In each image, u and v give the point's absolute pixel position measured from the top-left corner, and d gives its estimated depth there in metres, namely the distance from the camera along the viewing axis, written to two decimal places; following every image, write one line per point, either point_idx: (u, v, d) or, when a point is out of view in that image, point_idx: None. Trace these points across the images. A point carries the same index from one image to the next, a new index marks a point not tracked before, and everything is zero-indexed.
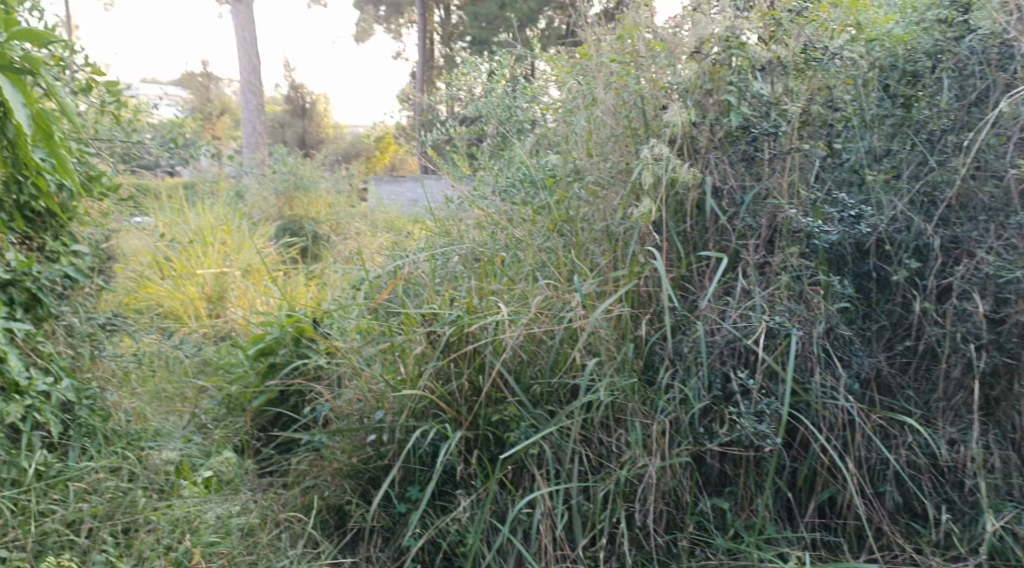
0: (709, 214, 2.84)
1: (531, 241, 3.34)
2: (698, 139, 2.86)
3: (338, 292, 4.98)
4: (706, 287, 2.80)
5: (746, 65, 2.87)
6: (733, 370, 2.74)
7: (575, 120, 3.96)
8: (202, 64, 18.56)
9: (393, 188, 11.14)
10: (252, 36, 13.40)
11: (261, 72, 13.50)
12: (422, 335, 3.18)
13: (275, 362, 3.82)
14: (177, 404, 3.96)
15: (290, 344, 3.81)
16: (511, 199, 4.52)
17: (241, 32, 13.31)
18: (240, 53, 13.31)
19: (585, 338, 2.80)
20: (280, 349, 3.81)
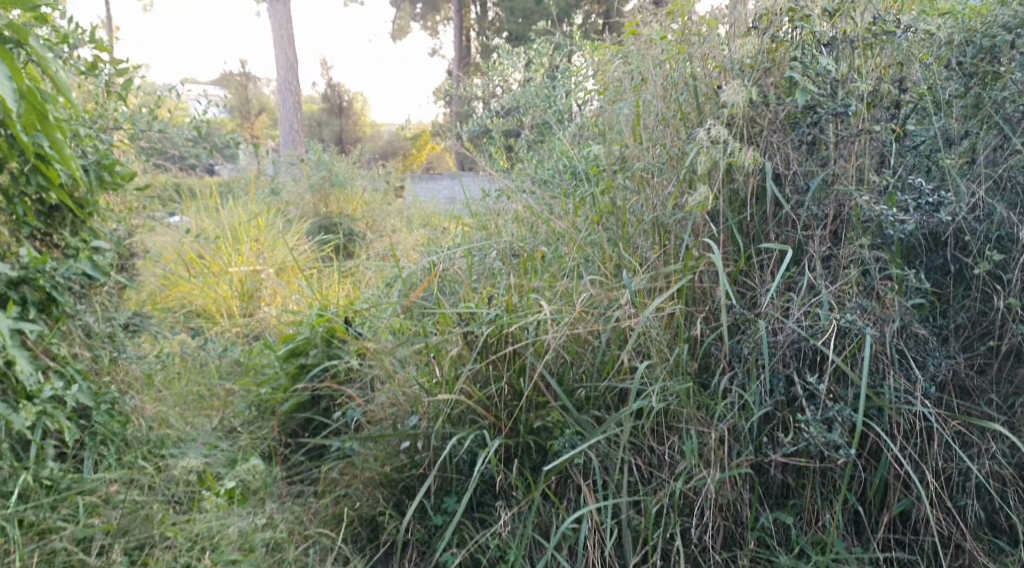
0: (771, 203, 2.60)
1: (574, 235, 3.16)
2: (756, 122, 2.62)
3: (373, 290, 4.82)
4: (768, 282, 2.56)
5: (811, 40, 2.61)
6: (798, 373, 2.50)
7: (619, 107, 3.75)
8: (240, 64, 18.63)
9: (431, 185, 10.99)
10: (288, 33, 13.33)
11: (298, 69, 13.42)
12: (459, 335, 3.01)
13: (306, 363, 3.68)
14: (205, 407, 3.82)
15: (321, 345, 3.67)
16: (552, 191, 4.33)
17: (278, 29, 13.28)
18: (277, 50, 13.28)
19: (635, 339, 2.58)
20: (312, 349, 3.69)
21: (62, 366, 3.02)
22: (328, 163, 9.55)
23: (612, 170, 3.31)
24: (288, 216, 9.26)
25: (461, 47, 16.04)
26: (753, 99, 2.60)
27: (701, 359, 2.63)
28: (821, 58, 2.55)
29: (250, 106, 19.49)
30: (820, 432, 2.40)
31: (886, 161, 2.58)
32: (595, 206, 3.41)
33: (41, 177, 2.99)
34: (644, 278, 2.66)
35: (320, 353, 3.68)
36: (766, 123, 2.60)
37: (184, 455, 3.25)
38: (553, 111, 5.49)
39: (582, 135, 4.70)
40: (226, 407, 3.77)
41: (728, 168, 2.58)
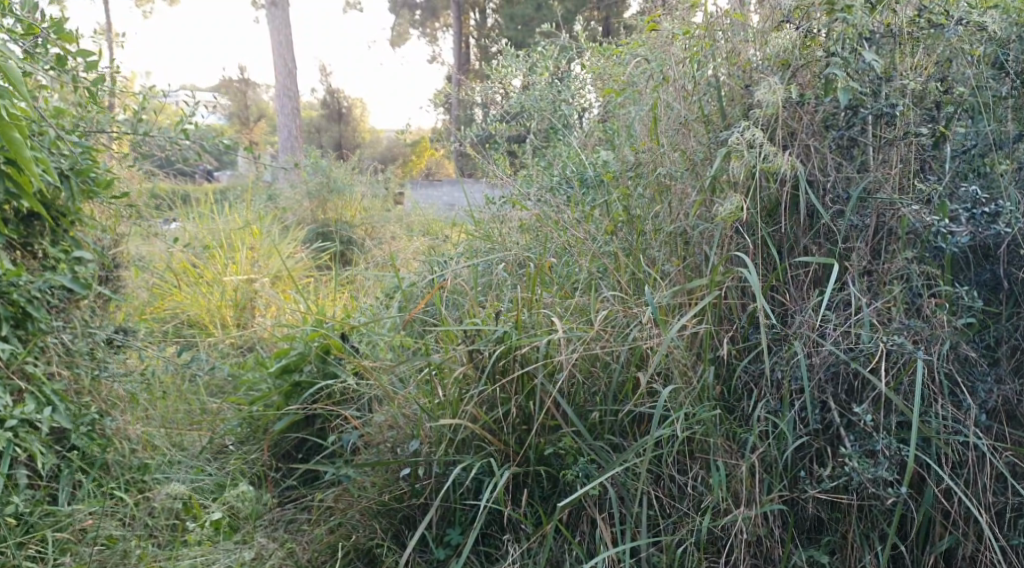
0: (805, 214, 2.39)
1: (587, 246, 2.95)
2: (790, 125, 2.41)
3: (371, 301, 4.61)
4: (803, 300, 2.34)
5: (852, 35, 2.39)
6: (835, 399, 2.29)
7: (631, 111, 3.56)
8: (239, 70, 18.45)
9: (431, 192, 10.79)
10: (288, 39, 13.12)
11: (298, 74, 13.21)
12: (465, 353, 2.79)
13: (299, 380, 3.47)
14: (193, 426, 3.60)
15: (315, 361, 3.46)
16: (559, 199, 4.13)
17: (279, 35, 13.08)
18: (276, 55, 13.07)
19: (657, 361, 2.37)
20: (305, 365, 3.47)
21: (38, 386, 2.81)
22: (326, 169, 9.32)
23: (627, 177, 3.09)
24: (285, 223, 9.04)
25: (461, 52, 15.81)
26: (786, 100, 2.39)
27: (729, 381, 2.42)
28: (863, 55, 2.33)
29: (249, 111, 19.28)
30: (862, 465, 2.18)
31: (933, 167, 2.37)
32: (608, 215, 3.19)
33: (14, 184, 2.76)
34: (667, 293, 2.43)
35: (314, 370, 3.46)
36: (800, 125, 2.39)
37: (169, 480, 3.03)
38: (559, 116, 5.27)
39: (591, 140, 4.47)
40: (215, 425, 3.54)
41: (759, 174, 2.37)
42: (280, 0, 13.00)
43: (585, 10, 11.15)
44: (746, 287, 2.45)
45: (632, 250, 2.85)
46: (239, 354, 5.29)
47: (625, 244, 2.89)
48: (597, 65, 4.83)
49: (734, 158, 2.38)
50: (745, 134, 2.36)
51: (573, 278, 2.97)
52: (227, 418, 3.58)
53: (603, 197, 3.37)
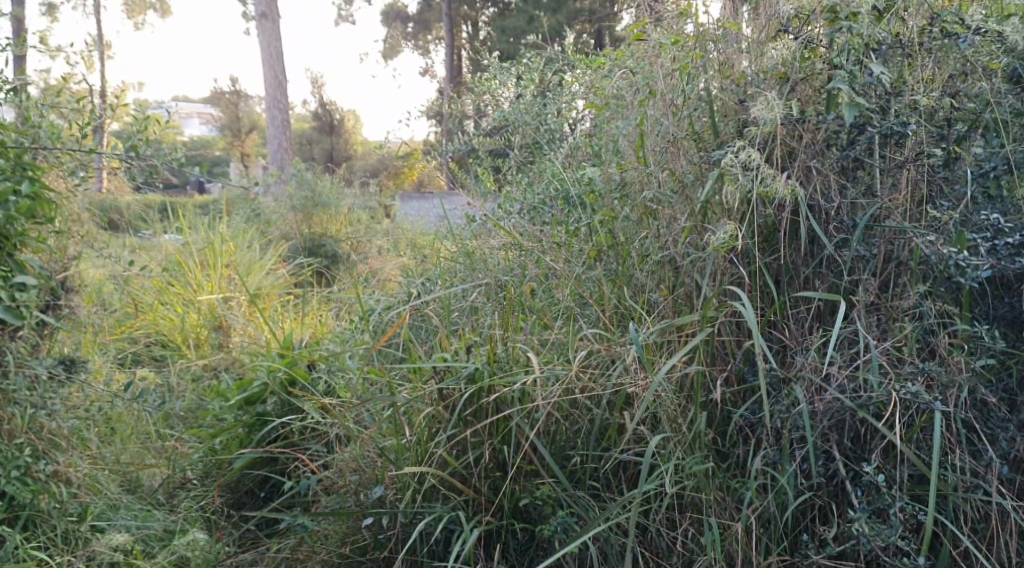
0: (807, 243, 2.15)
1: (569, 272, 2.72)
2: (789, 144, 2.18)
3: (346, 324, 4.37)
4: (805, 339, 2.10)
5: (858, 45, 2.15)
6: (839, 447, 2.07)
7: (619, 125, 3.33)
8: (229, 83, 18.23)
9: (420, 206, 10.55)
10: (277, 51, 12.88)
11: (288, 87, 12.95)
12: (433, 392, 2.55)
13: (262, 413, 3.24)
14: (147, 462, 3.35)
15: (278, 394, 3.22)
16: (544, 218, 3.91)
17: (268, 47, 12.86)
18: (264, 67, 12.84)
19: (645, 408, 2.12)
20: (268, 398, 3.24)
21: None
22: (311, 183, 9.08)
23: (614, 197, 2.86)
24: (269, 238, 8.80)
25: (452, 64, 15.58)
26: (786, 117, 2.16)
27: (721, 427, 2.19)
28: (870, 67, 2.11)
29: (240, 123, 19.04)
30: (872, 527, 1.95)
31: (948, 191, 2.14)
32: (593, 238, 2.96)
33: None
34: (655, 329, 2.20)
35: (277, 402, 3.22)
36: (802, 145, 2.16)
37: (109, 530, 2.78)
38: (546, 130, 5.03)
39: (578, 156, 4.23)
40: (171, 460, 3.29)
41: (756, 200, 2.14)
42: (269, 12, 12.77)
43: (576, 21, 10.92)
44: (741, 322, 2.23)
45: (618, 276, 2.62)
46: (211, 378, 5.04)
47: (611, 271, 2.66)
48: (585, 76, 4.58)
49: (728, 181, 2.14)
50: (739, 155, 2.12)
51: (554, 307, 2.74)
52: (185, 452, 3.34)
53: (589, 217, 3.15)
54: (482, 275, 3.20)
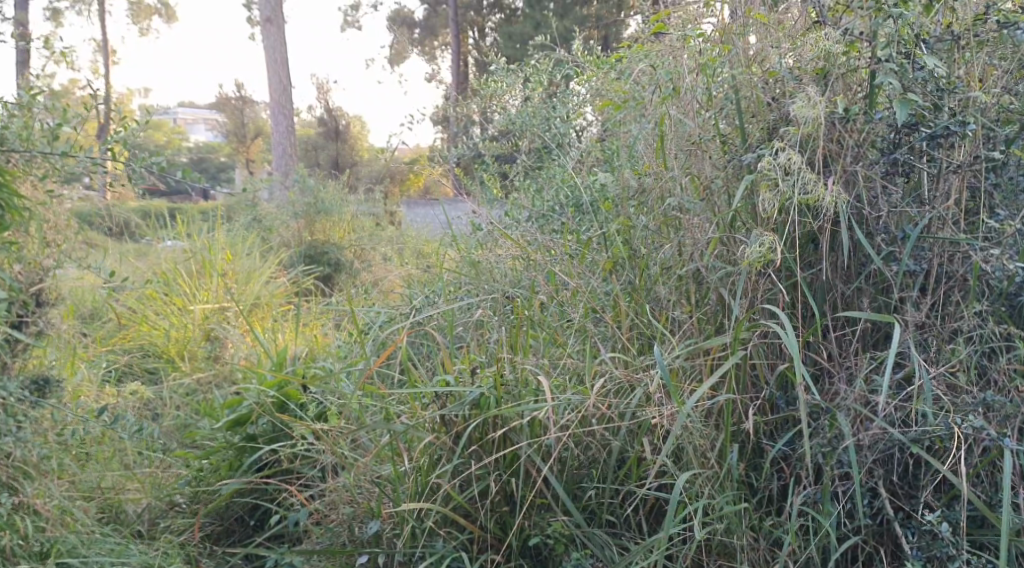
0: (851, 257, 1.94)
1: (582, 286, 2.51)
2: (829, 147, 1.97)
3: (345, 337, 4.16)
4: (851, 365, 1.89)
5: (907, 37, 1.93)
6: (886, 485, 1.86)
7: (633, 128, 3.12)
8: (233, 88, 18.06)
9: (425, 211, 10.32)
10: (282, 57, 12.69)
11: (292, 92, 12.75)
12: (435, 418, 2.34)
13: (254, 434, 3.03)
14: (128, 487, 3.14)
15: (269, 415, 3.01)
16: (554, 227, 3.69)
17: (272, 53, 12.65)
18: (269, 72, 12.63)
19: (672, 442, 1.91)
20: (259, 419, 3.03)
21: None
22: (313, 189, 8.87)
23: (631, 205, 2.65)
24: (270, 245, 8.60)
25: (458, 69, 15.36)
26: (825, 118, 1.95)
27: (753, 460, 1.99)
28: (922, 61, 1.89)
29: (245, 128, 18.86)
30: None
31: (1008, 199, 1.92)
32: (609, 249, 2.75)
33: None
34: (680, 353, 1.99)
35: (269, 425, 3.02)
36: (843, 148, 1.95)
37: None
38: (555, 134, 4.80)
39: (590, 161, 4.01)
40: (154, 486, 3.09)
41: (796, 207, 1.92)
42: (274, 17, 12.58)
43: (585, 25, 10.70)
44: (776, 344, 2.02)
45: (637, 292, 2.41)
46: (205, 393, 4.84)
47: (628, 286, 2.45)
48: (596, 77, 4.36)
49: (763, 188, 1.92)
50: (776, 157, 1.90)
51: (566, 325, 2.53)
52: (170, 478, 3.14)
53: (602, 226, 2.94)
54: (488, 288, 2.99)
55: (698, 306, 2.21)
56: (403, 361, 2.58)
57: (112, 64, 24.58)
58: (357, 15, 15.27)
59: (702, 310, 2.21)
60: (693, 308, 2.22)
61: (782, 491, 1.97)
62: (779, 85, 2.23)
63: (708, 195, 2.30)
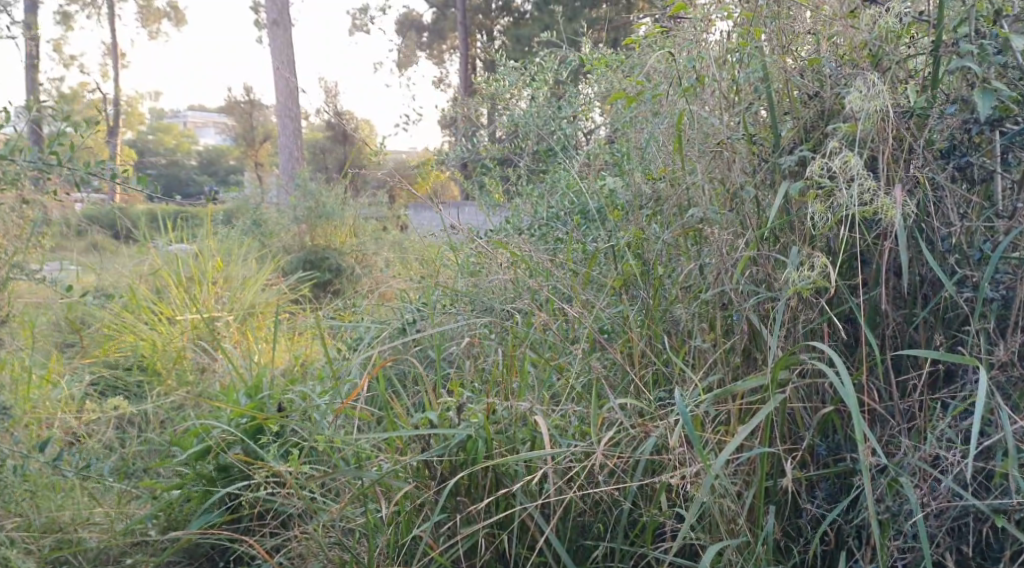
0: (923, 280, 1.68)
1: (590, 308, 2.21)
2: (889, 149, 1.68)
3: (333, 353, 3.87)
4: (913, 409, 1.63)
5: (984, 16, 1.64)
6: (956, 557, 1.56)
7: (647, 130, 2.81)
8: (239, 91, 17.77)
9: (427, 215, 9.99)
10: (289, 60, 12.33)
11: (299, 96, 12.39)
12: (419, 462, 2.03)
13: (224, 466, 2.73)
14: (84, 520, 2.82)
15: (241, 445, 2.70)
16: (558, 237, 3.38)
17: (280, 56, 12.31)
18: (275, 74, 12.26)
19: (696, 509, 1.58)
20: (230, 449, 2.73)
21: None
22: (314, 194, 8.55)
23: (644, 214, 2.34)
24: (269, 250, 8.27)
25: (466, 71, 14.96)
26: (888, 113, 1.67)
27: (791, 520, 1.72)
28: (1004, 44, 1.61)
29: (253, 132, 18.52)
30: None
31: None
32: (619, 264, 2.43)
33: None
34: (706, 396, 1.69)
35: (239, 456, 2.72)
36: (908, 149, 1.66)
37: None
38: (562, 137, 4.46)
39: (597, 164, 3.67)
40: (116, 523, 2.75)
41: (859, 219, 1.64)
42: (282, 19, 12.24)
43: (595, 25, 10.36)
44: (821, 384, 1.72)
45: (651, 313, 2.11)
46: (187, 410, 4.54)
47: (641, 307, 2.15)
48: (607, 75, 4.05)
49: (815, 197, 1.64)
50: (837, 158, 1.62)
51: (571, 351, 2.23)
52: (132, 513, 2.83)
53: (610, 237, 2.64)
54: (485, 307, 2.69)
55: (725, 335, 1.91)
56: (384, 393, 2.27)
57: (122, 65, 24.38)
58: (365, 17, 14.93)
59: (728, 340, 1.91)
60: (718, 336, 1.93)
61: (825, 557, 1.69)
62: (820, 76, 1.93)
63: (735, 204, 2.00)
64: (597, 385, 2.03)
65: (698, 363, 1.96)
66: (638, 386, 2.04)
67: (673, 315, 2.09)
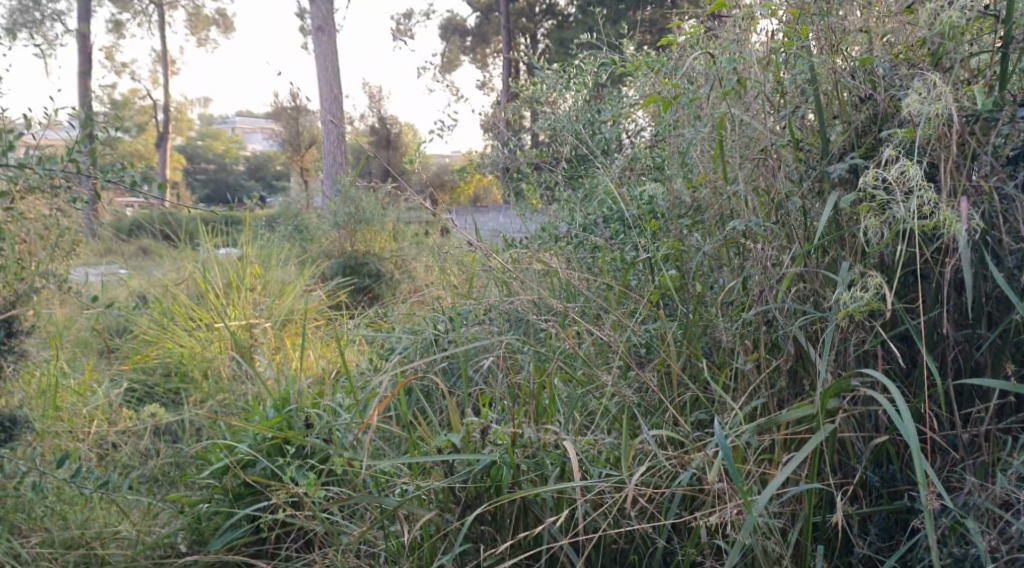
0: (989, 301, 1.55)
1: (626, 323, 2.10)
2: (951, 156, 1.55)
3: (366, 364, 3.79)
4: (977, 442, 1.52)
5: None
6: None
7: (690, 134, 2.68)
8: (284, 97, 17.86)
9: None
10: (333, 66, 12.30)
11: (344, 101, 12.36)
12: (443, 486, 1.93)
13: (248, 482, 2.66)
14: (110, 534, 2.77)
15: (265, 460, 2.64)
16: (597, 245, 3.26)
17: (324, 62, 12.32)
18: (319, 79, 12.27)
19: (740, 552, 1.45)
20: (254, 465, 2.66)
21: None
22: (354, 199, 8.51)
23: (685, 224, 2.21)
24: (309, 256, 8.23)
25: (509, 74, 14.79)
26: (950, 118, 1.53)
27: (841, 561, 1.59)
28: None
29: (299, 138, 18.59)
30: None
31: None
32: (658, 277, 2.31)
33: None
34: (747, 425, 1.57)
35: (264, 472, 2.65)
36: (972, 157, 1.53)
37: None
38: (602, 141, 4.31)
39: (638, 170, 3.52)
40: (141, 538, 2.70)
41: (919, 234, 1.51)
42: (325, 24, 12.25)
43: (639, 27, 10.18)
44: (874, 413, 1.60)
45: (691, 331, 1.98)
46: (222, 419, 4.50)
47: (680, 324, 2.02)
48: (649, 78, 3.91)
49: (869, 210, 1.51)
50: (894, 168, 1.49)
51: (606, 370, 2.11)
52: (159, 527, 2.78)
53: (649, 247, 2.51)
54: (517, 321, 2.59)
55: (770, 356, 1.79)
56: (411, 411, 2.19)
57: (171, 72, 24.73)
58: (409, 22, 14.87)
59: (774, 362, 1.79)
60: (764, 357, 1.80)
61: None
62: (873, 78, 1.79)
63: (780, 215, 1.87)
64: (631, 407, 1.92)
65: (741, 386, 1.84)
66: (675, 408, 1.92)
67: (714, 333, 1.97)
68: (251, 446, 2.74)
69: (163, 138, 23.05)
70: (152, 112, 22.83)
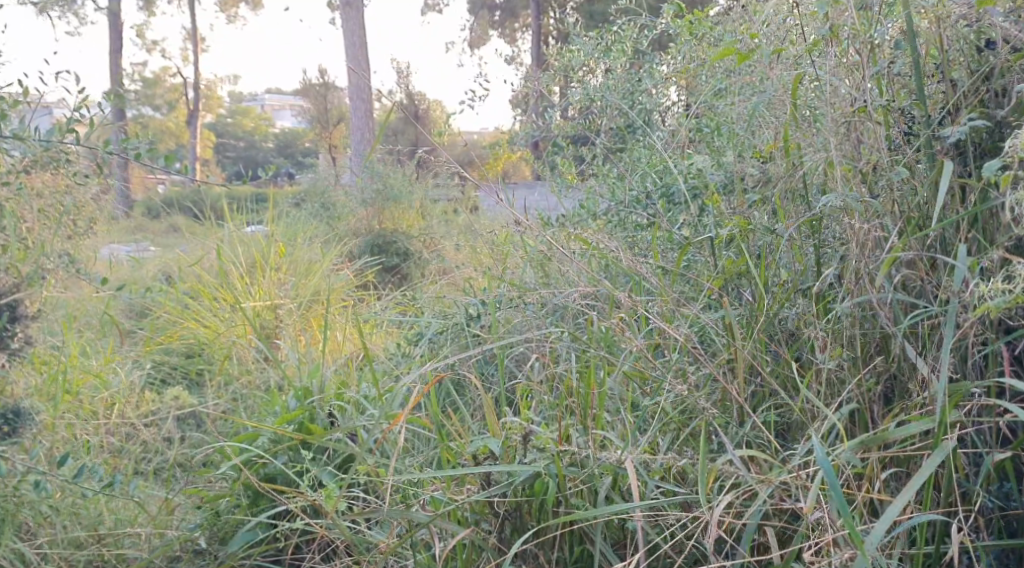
0: None
1: (693, 312, 1.90)
2: None
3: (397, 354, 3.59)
4: None
5: None
6: None
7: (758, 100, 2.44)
8: (313, 74, 17.63)
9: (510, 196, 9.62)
10: (360, 41, 12.03)
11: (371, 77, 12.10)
12: (478, 500, 1.72)
13: (268, 482, 2.48)
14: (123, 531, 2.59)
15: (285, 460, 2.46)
16: (645, 224, 3.03)
17: (351, 37, 12.06)
18: (346, 56, 12.01)
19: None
20: (274, 465, 2.49)
21: None
22: (382, 175, 8.30)
23: (753, 199, 1.99)
24: (337, 233, 8.02)
25: (539, 48, 14.45)
26: None
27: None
28: None
29: (327, 114, 18.32)
30: None
31: None
32: (720, 258, 2.10)
33: None
34: (851, 442, 1.45)
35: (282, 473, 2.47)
36: None
37: None
38: (643, 112, 4.05)
39: (686, 142, 3.28)
40: (156, 535, 2.53)
41: None
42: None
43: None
44: (992, 427, 1.48)
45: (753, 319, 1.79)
46: (246, 401, 4.33)
47: (754, 312, 1.84)
48: (697, 45, 3.67)
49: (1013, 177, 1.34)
50: None
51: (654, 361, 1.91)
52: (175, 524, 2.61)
53: (708, 227, 2.29)
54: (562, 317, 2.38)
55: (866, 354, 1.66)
56: (439, 413, 1.98)
57: (200, 50, 24.65)
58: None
59: (870, 359, 1.66)
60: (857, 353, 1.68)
61: None
62: (984, 29, 1.59)
63: (879, 185, 1.68)
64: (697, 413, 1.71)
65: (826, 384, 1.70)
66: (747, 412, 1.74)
67: (794, 321, 1.79)
68: (269, 440, 2.57)
69: (192, 115, 22.91)
70: (180, 89, 22.67)
